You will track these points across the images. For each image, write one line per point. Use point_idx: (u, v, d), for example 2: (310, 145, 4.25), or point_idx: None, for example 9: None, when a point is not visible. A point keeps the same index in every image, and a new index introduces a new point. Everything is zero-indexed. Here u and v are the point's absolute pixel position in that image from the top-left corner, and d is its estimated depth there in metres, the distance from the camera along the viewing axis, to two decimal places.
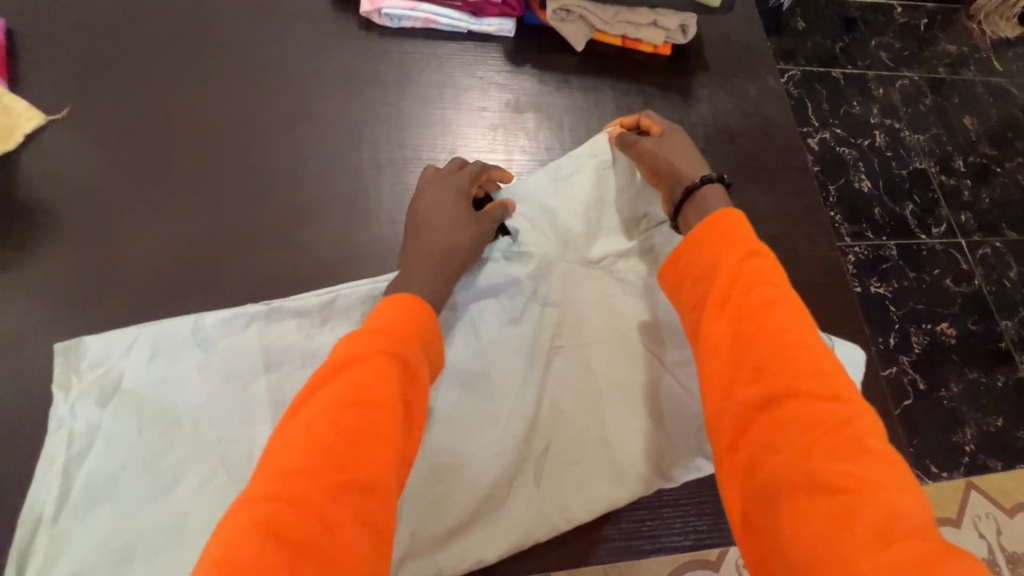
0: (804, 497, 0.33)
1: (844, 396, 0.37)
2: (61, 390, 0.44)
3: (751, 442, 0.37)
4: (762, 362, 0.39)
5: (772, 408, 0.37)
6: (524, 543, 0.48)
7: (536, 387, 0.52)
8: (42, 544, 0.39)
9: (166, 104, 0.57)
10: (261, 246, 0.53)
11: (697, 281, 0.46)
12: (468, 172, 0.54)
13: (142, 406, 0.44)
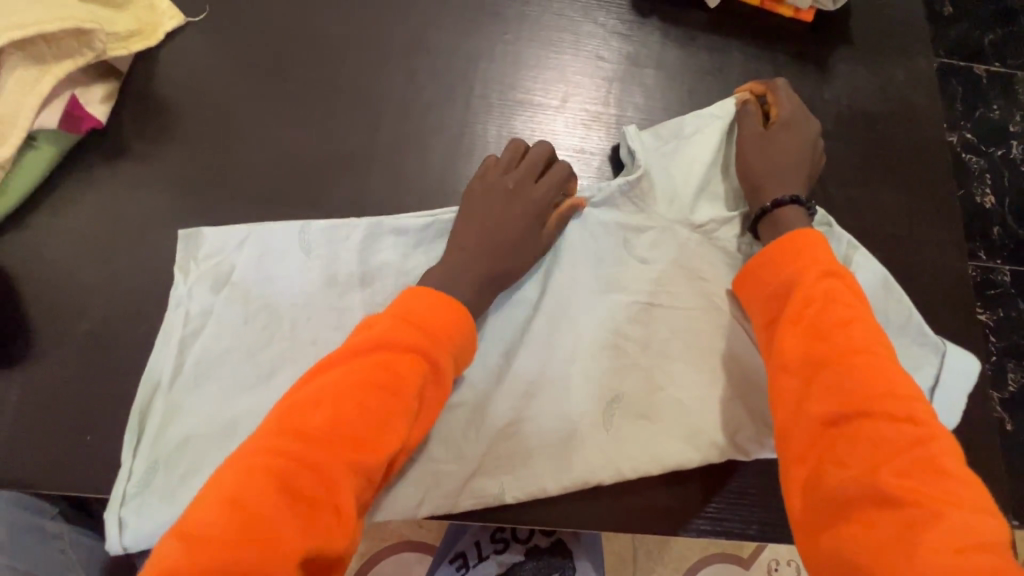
0: (869, 507, 0.34)
1: (917, 417, 0.37)
2: (181, 273, 0.48)
3: (816, 452, 0.38)
4: (837, 374, 0.39)
5: (842, 425, 0.38)
6: (590, 481, 0.49)
7: (613, 335, 0.52)
8: (161, 407, 0.45)
9: (293, 19, 0.58)
10: (368, 171, 0.55)
11: (781, 294, 0.46)
12: (550, 176, 0.51)
13: (248, 299, 0.48)
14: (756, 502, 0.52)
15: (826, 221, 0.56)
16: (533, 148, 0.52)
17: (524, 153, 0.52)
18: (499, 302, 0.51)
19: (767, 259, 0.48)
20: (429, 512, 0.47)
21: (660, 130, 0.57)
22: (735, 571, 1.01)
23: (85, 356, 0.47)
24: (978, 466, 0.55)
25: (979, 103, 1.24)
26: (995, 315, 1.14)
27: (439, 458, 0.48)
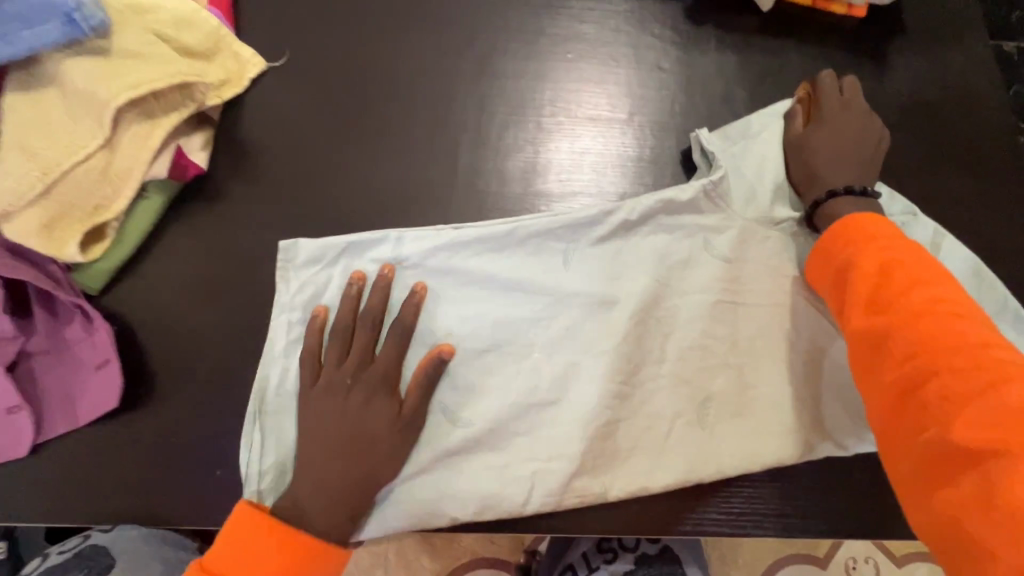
0: (956, 469, 0.34)
1: (997, 365, 0.35)
2: (282, 283, 0.50)
3: (895, 423, 0.39)
4: (899, 340, 0.39)
5: (913, 391, 0.38)
6: (690, 480, 0.48)
7: (703, 338, 0.51)
8: (272, 423, 0.47)
9: (364, 55, 0.61)
10: (451, 197, 0.57)
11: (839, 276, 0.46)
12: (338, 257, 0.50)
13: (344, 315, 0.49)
14: (862, 493, 0.52)
15: (911, 211, 0.56)
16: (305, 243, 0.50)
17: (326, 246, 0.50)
18: (585, 304, 0.51)
19: (824, 245, 0.48)
20: (535, 510, 0.47)
21: (728, 131, 0.56)
22: (813, 571, 1.00)
23: (203, 394, 0.48)
24: None
25: None
26: None
27: (540, 461, 0.48)
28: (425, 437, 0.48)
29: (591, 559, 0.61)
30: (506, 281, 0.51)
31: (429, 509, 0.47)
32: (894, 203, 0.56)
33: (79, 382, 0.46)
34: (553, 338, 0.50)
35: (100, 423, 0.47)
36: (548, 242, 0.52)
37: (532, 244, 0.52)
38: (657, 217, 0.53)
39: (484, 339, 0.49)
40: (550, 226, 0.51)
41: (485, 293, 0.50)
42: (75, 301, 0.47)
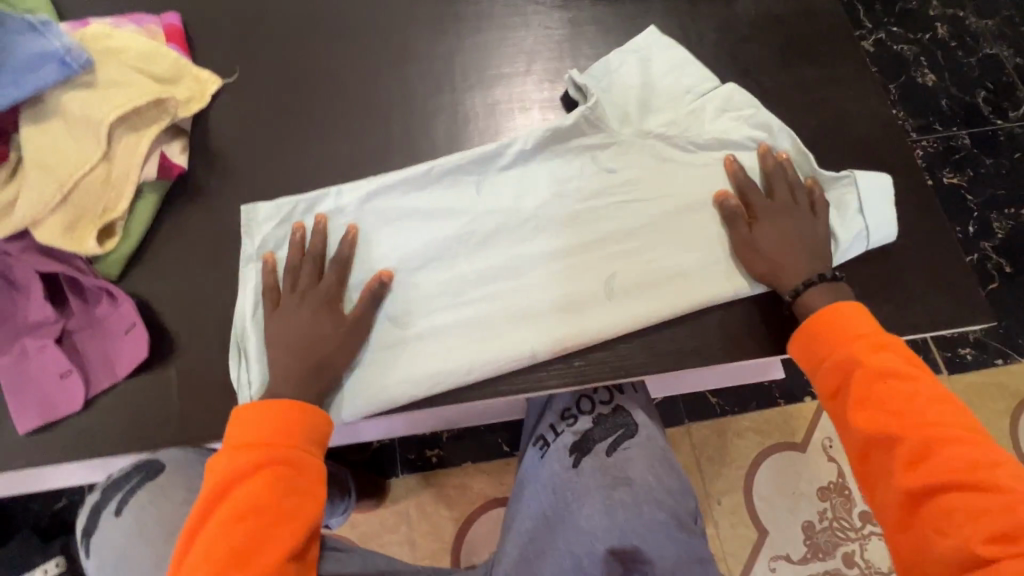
0: (864, 404, 0.55)
1: (866, 334, 0.57)
2: (248, 237, 0.61)
3: (866, 323, 0.58)
4: (879, 341, 0.57)
5: (835, 361, 0.57)
6: (602, 334, 0.59)
7: (604, 228, 0.63)
8: (253, 349, 0.58)
9: (300, 61, 0.73)
10: (390, 157, 0.69)
11: (828, 339, 0.58)
12: (285, 211, 0.61)
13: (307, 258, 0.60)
14: (757, 329, 0.63)
15: (754, 102, 0.68)
16: (258, 208, 0.61)
17: (277, 206, 0.62)
18: (498, 218, 0.63)
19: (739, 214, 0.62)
20: (479, 378, 0.58)
21: (594, 71, 0.70)
22: (794, 456, 1.10)
23: (211, 342, 0.59)
24: (941, 261, 0.65)
25: (896, 0, 1.50)
26: (967, 176, 1.37)
27: (478, 342, 0.58)
28: (380, 339, 0.59)
29: (556, 425, 0.69)
30: (429, 210, 0.63)
31: (392, 392, 0.57)
32: (740, 99, 0.68)
33: (112, 345, 0.57)
34: (476, 246, 0.62)
35: (135, 375, 0.58)
36: (462, 176, 0.64)
37: (448, 177, 0.64)
38: (549, 142, 0.65)
39: (418, 254, 0.61)
40: (460, 163, 0.64)
41: (414, 222, 0.62)
42: (98, 283, 0.58)
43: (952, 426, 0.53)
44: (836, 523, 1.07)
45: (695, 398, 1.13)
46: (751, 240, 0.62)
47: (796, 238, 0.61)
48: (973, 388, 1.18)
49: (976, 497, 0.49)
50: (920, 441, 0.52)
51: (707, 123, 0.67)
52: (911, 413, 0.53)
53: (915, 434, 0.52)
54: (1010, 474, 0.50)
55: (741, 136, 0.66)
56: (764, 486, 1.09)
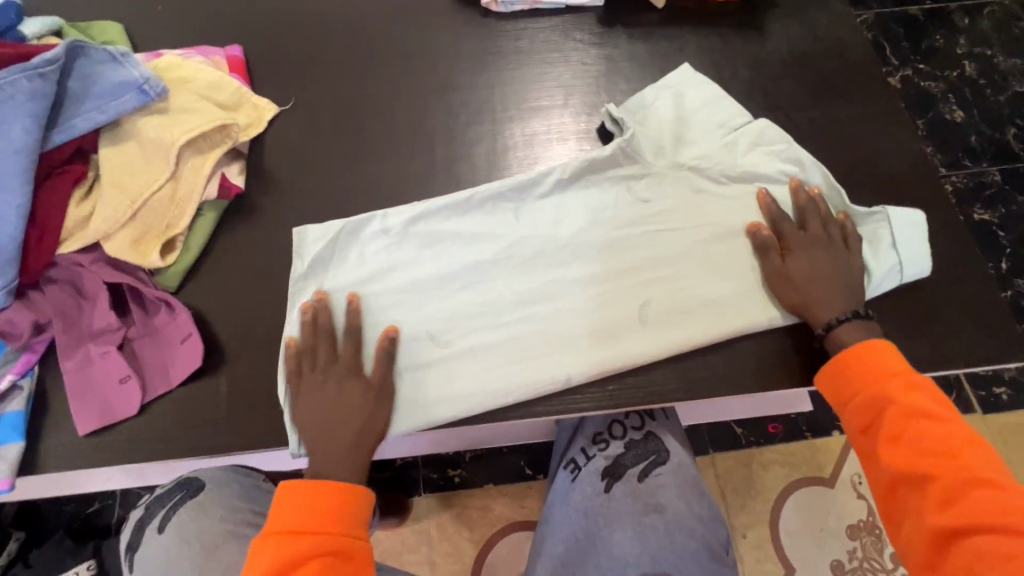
0: (893, 444, 0.56)
1: (897, 373, 0.58)
2: (298, 256, 0.64)
3: (896, 361, 0.58)
4: (908, 379, 0.58)
5: (865, 399, 0.58)
6: (636, 360, 0.60)
7: (638, 256, 0.65)
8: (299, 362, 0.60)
9: (352, 91, 0.78)
10: (432, 182, 0.72)
11: (859, 376, 0.58)
12: (334, 232, 0.65)
13: (355, 277, 0.64)
14: (788, 359, 0.63)
15: (787, 137, 0.70)
16: (309, 230, 0.65)
17: (327, 228, 0.65)
18: (536, 243, 0.65)
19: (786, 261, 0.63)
20: (514, 399, 0.59)
21: (630, 105, 0.73)
22: (822, 492, 1.08)
23: (259, 354, 0.62)
24: (976, 297, 0.66)
25: (922, 39, 1.53)
26: (998, 213, 1.36)
27: (514, 363, 0.60)
28: (419, 357, 0.61)
29: (587, 449, 0.70)
30: (471, 235, 0.65)
31: (430, 409, 0.59)
32: (772, 134, 0.70)
33: (169, 353, 0.61)
34: (514, 270, 0.64)
35: (187, 383, 0.61)
36: (501, 203, 0.67)
37: (489, 204, 0.67)
38: (585, 173, 0.68)
39: (459, 277, 0.64)
40: (501, 190, 0.67)
41: (456, 245, 0.65)
42: (159, 294, 0.61)
43: (984, 469, 0.53)
44: (867, 564, 1.04)
45: (719, 428, 1.12)
46: (785, 271, 0.63)
47: (831, 271, 0.62)
48: (1010, 429, 1.15)
49: (1009, 541, 0.49)
50: (950, 482, 0.53)
51: (741, 157, 0.70)
52: (941, 454, 0.54)
53: (946, 475, 0.53)
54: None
55: (774, 170, 0.68)
56: (791, 522, 1.07)
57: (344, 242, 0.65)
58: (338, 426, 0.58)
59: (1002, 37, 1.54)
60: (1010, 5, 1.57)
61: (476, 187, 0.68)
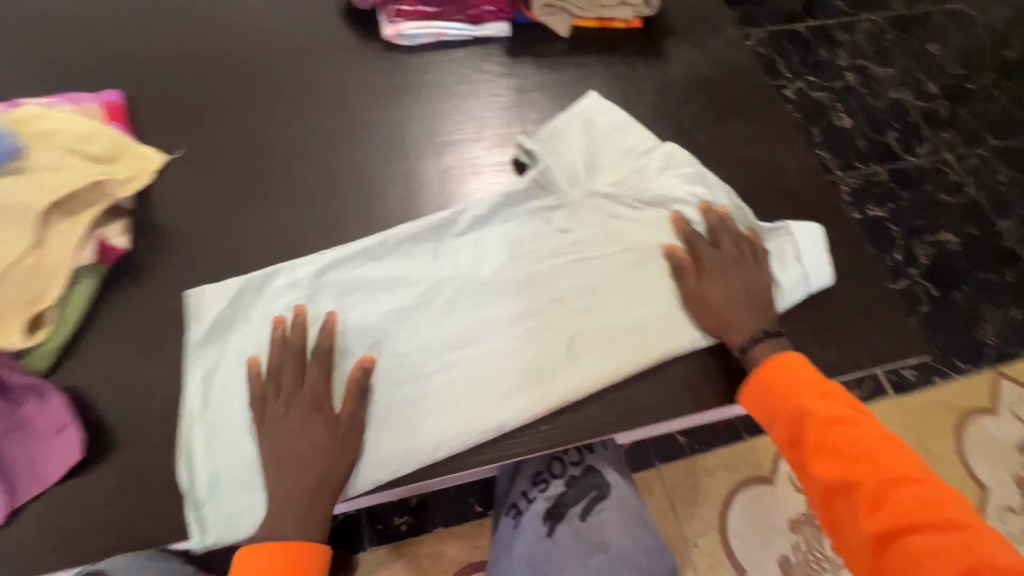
0: (821, 456, 0.58)
1: (812, 385, 0.60)
2: (195, 322, 0.58)
3: (807, 373, 0.61)
4: (821, 388, 0.60)
5: (789, 414, 0.60)
6: (567, 398, 0.59)
7: (561, 288, 0.64)
8: (203, 440, 0.55)
9: (249, 134, 0.73)
10: (344, 225, 0.69)
11: (775, 393, 0.61)
12: (237, 292, 0.60)
13: (263, 338, 0.59)
14: (715, 378, 0.64)
15: (693, 160, 0.72)
16: (206, 291, 0.59)
17: (228, 288, 0.60)
18: (456, 284, 0.63)
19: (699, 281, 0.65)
20: (444, 453, 0.56)
21: (541, 135, 0.73)
22: (764, 490, 1.11)
23: (155, 433, 0.56)
24: (876, 299, 0.70)
25: (809, 53, 1.66)
26: (889, 209, 1.48)
27: (442, 414, 0.57)
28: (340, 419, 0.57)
29: (528, 492, 0.68)
30: (388, 281, 0.62)
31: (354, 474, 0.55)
32: (680, 157, 0.72)
33: (45, 445, 0.53)
34: (435, 314, 0.61)
35: (70, 477, 0.53)
36: (418, 244, 0.65)
37: (404, 247, 0.64)
38: (501, 208, 0.67)
39: (377, 327, 0.60)
40: (416, 232, 0.64)
41: (372, 293, 0.62)
42: (27, 380, 0.54)
43: (901, 467, 0.55)
44: (810, 555, 1.08)
45: (663, 440, 1.14)
46: (701, 293, 0.64)
47: (742, 292, 0.64)
48: (919, 407, 1.24)
49: (932, 536, 0.51)
50: (875, 485, 0.54)
51: (654, 181, 0.71)
52: (860, 458, 0.56)
53: (867, 479, 0.55)
54: (960, 511, 0.53)
55: (685, 192, 0.70)
56: (738, 524, 1.09)
57: (250, 300, 0.60)
58: (284, 486, 0.53)
59: (876, 49, 1.70)
60: (879, 21, 1.75)
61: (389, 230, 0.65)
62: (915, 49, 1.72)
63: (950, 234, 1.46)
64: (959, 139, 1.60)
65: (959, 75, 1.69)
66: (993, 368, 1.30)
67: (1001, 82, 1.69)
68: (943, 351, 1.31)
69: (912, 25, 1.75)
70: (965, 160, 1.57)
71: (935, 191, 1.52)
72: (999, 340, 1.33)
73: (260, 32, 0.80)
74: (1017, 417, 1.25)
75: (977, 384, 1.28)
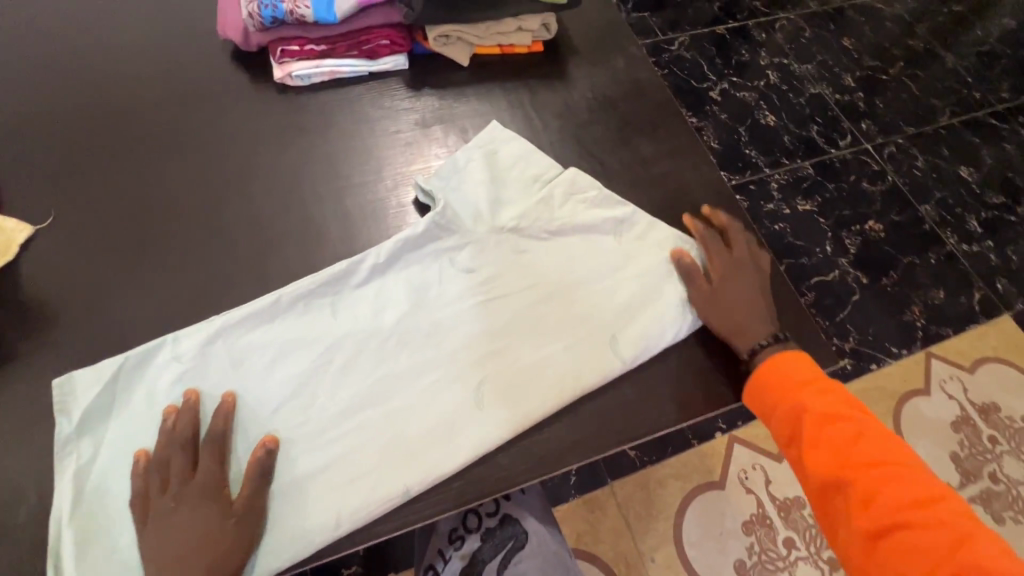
0: (817, 455, 0.57)
1: (813, 385, 0.60)
2: (64, 412, 0.54)
3: (810, 372, 0.61)
4: (819, 386, 0.60)
5: (791, 411, 0.60)
6: (477, 452, 0.57)
7: (468, 333, 0.63)
8: (77, 543, 0.50)
9: (129, 194, 0.68)
10: (237, 285, 0.65)
11: (777, 391, 0.61)
12: (111, 374, 0.55)
13: (145, 421, 0.55)
14: (635, 410, 0.62)
15: (596, 184, 0.72)
16: (77, 378, 0.55)
17: (101, 371, 0.55)
18: (356, 340, 0.60)
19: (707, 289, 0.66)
20: (350, 526, 0.53)
21: (441, 171, 0.71)
22: (715, 495, 1.12)
23: (28, 540, 0.51)
24: (788, 311, 0.70)
25: (731, 54, 1.70)
26: (817, 202, 1.52)
27: (345, 484, 0.54)
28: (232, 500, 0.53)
29: (445, 550, 0.70)
30: (283, 343, 0.59)
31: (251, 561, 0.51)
32: (583, 182, 0.72)
33: None
34: (334, 375, 0.58)
35: None
36: (313, 300, 0.61)
37: (299, 305, 0.61)
38: (401, 254, 0.65)
39: (272, 397, 0.57)
40: (310, 288, 0.61)
41: (264, 359, 0.58)
42: None
43: (900, 465, 0.56)
44: (764, 556, 1.09)
45: (613, 456, 1.13)
46: (726, 297, 0.66)
47: (757, 299, 0.66)
48: (857, 396, 1.28)
49: (920, 533, 0.52)
50: (869, 482, 0.55)
51: (559, 211, 0.70)
52: (854, 455, 0.56)
53: (860, 476, 0.55)
54: (942, 502, 0.53)
55: (590, 219, 0.70)
56: (692, 532, 1.09)
57: (127, 381, 0.56)
58: None
59: (793, 47, 1.75)
60: (794, 18, 1.80)
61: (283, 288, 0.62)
62: (830, 45, 1.78)
63: (875, 222, 1.51)
64: (877, 128, 1.66)
65: (871, 67, 1.76)
66: (924, 349, 1.35)
67: (911, 71, 1.76)
68: (877, 338, 1.35)
69: (824, 21, 1.81)
70: (884, 148, 1.63)
71: (858, 181, 1.57)
72: (927, 321, 1.38)
73: (139, 82, 0.75)
74: (949, 396, 1.30)
75: (910, 366, 1.32)
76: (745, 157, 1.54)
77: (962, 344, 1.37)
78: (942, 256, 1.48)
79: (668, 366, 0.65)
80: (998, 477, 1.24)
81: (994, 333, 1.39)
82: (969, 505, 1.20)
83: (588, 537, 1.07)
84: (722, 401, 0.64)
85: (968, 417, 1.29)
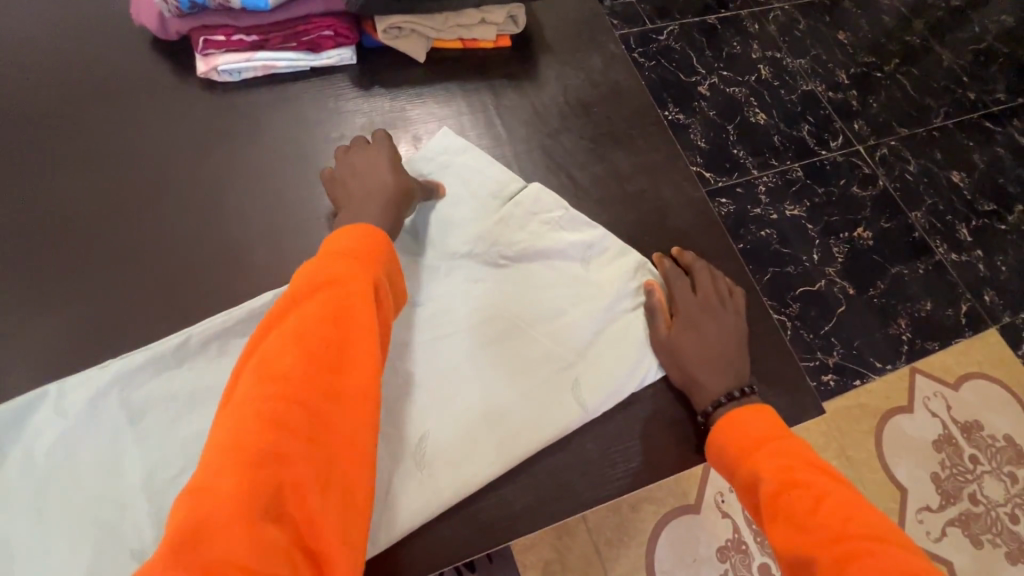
0: (782, 524, 0.47)
1: (776, 443, 0.51)
2: None
3: (773, 429, 0.53)
4: (781, 444, 0.51)
5: (751, 474, 0.51)
6: (413, 522, 0.50)
7: (409, 379, 0.55)
8: None
9: (17, 210, 0.58)
10: (145, 319, 0.56)
11: (734, 449, 0.53)
12: None
13: (19, 487, 0.47)
14: (598, 468, 0.55)
15: (562, 203, 0.64)
16: None
17: None
18: None
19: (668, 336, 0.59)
20: None
21: None
22: (690, 520, 1.07)
23: None
24: (771, 351, 0.63)
25: (722, 46, 1.60)
26: (805, 206, 1.45)
27: None
28: None
29: None
30: (191, 392, 0.51)
31: None
32: (548, 201, 0.64)
33: None
34: None
35: None
36: (230, 341, 0.54)
37: (212, 347, 0.53)
38: None
39: (174, 459, 0.49)
40: (225, 326, 0.54)
41: (166, 413, 0.50)
42: None
43: (879, 535, 0.44)
44: None
45: None
46: (686, 345, 0.58)
47: (723, 348, 0.59)
48: (839, 413, 1.24)
49: None
50: (839, 552, 0.43)
51: (519, 235, 0.62)
52: (818, 527, 0.45)
53: (826, 549, 0.43)
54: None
55: (554, 244, 0.62)
56: (665, 559, 1.04)
57: (1, 438, 0.48)
58: None
59: (787, 40, 1.67)
60: (789, 9, 1.71)
61: (195, 325, 0.54)
62: (824, 39, 1.70)
63: (864, 229, 1.45)
64: (870, 129, 1.59)
65: (867, 63, 1.69)
66: (909, 364, 1.30)
67: (907, 69, 1.69)
68: (861, 352, 1.30)
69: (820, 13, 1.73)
70: (876, 151, 1.56)
71: (849, 185, 1.50)
72: (913, 334, 1.34)
73: (38, 75, 0.65)
74: (932, 413, 1.26)
75: (894, 382, 1.28)
76: (732, 158, 1.46)
77: (948, 359, 1.33)
78: (931, 266, 1.43)
79: (636, 415, 0.58)
80: (978, 498, 1.21)
81: (979, 347, 1.35)
82: (947, 527, 1.18)
83: (556, 565, 1.01)
84: (694, 456, 0.57)
85: (950, 435, 1.26)
